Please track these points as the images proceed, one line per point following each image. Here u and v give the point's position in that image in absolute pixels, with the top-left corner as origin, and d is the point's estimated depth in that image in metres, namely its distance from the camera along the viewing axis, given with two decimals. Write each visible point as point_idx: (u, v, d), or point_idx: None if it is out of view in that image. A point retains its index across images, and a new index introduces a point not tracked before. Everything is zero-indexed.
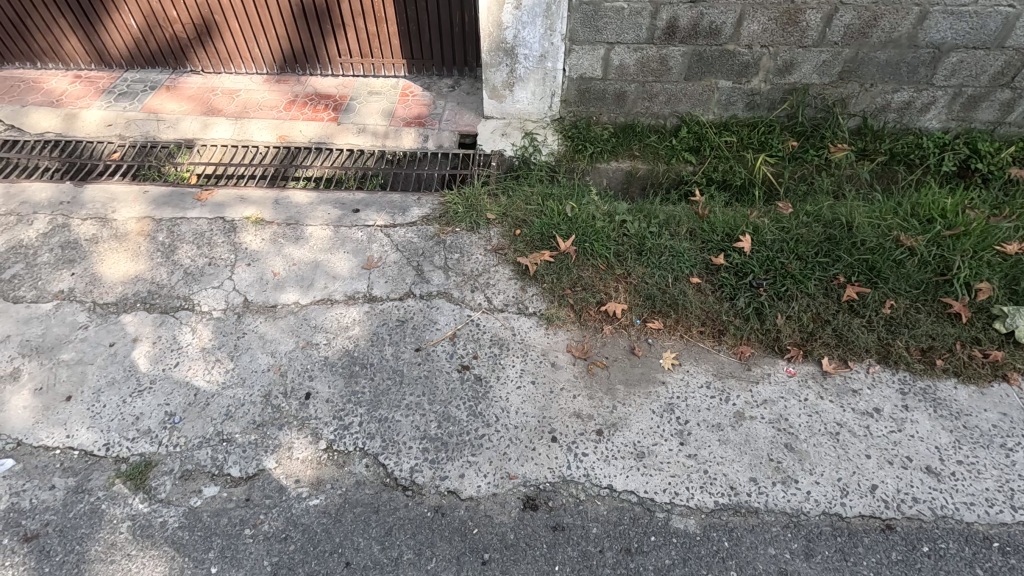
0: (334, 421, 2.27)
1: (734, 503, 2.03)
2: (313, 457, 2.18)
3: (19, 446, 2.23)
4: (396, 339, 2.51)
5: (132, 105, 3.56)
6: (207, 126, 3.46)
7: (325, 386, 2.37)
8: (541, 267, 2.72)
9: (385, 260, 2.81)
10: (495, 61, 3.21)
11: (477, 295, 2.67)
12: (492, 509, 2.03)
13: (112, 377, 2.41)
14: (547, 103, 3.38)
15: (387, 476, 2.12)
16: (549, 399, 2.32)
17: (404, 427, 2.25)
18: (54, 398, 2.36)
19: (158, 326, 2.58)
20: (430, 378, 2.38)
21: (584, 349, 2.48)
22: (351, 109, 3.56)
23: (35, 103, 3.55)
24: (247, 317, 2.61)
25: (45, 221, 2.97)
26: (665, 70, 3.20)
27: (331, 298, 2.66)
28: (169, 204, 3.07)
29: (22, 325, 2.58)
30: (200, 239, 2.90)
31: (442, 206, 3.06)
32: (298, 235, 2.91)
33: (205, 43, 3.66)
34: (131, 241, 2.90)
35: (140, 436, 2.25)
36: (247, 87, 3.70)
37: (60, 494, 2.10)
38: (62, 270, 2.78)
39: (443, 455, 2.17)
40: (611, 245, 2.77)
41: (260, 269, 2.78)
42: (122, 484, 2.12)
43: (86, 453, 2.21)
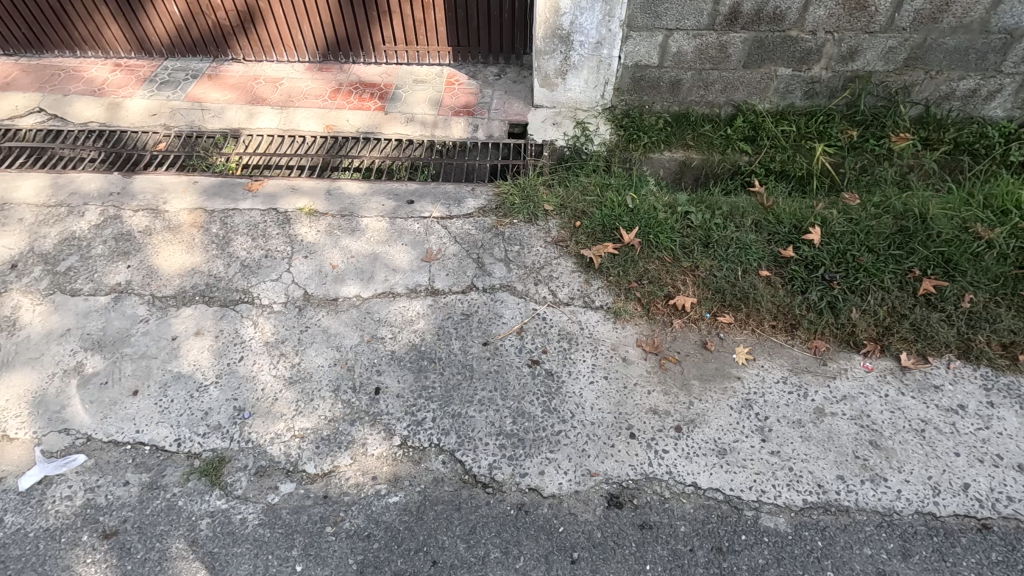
0: (407, 417, 2.23)
1: (823, 501, 1.99)
2: (388, 454, 2.14)
3: (89, 442, 2.20)
4: (463, 333, 2.47)
5: (175, 94, 3.51)
6: (252, 115, 3.40)
7: (394, 381, 2.33)
8: (605, 260, 2.66)
9: (444, 253, 2.76)
10: (549, 48, 3.13)
11: (541, 288, 2.61)
12: (576, 506, 2.00)
13: (177, 372, 2.38)
14: (600, 91, 3.30)
15: (466, 473, 2.08)
16: (624, 395, 2.28)
17: (479, 422, 2.21)
18: (120, 393, 2.33)
19: (219, 320, 2.54)
20: (500, 373, 2.34)
21: (654, 344, 2.43)
22: (397, 98, 3.50)
23: (77, 92, 3.51)
24: (309, 311, 2.57)
25: (96, 212, 2.93)
26: (724, 58, 3.11)
27: (393, 291, 2.62)
28: (220, 195, 3.02)
29: (82, 319, 2.55)
30: (254, 231, 2.85)
31: (497, 197, 3.00)
32: (354, 227, 2.86)
33: (247, 31, 3.59)
34: (185, 233, 2.85)
35: (210, 431, 2.22)
36: (290, 75, 3.64)
37: (135, 490, 2.08)
38: (117, 262, 2.75)
39: (521, 451, 2.13)
40: (676, 237, 2.72)
41: (318, 261, 2.73)
42: (197, 481, 2.09)
43: (158, 449, 2.18)
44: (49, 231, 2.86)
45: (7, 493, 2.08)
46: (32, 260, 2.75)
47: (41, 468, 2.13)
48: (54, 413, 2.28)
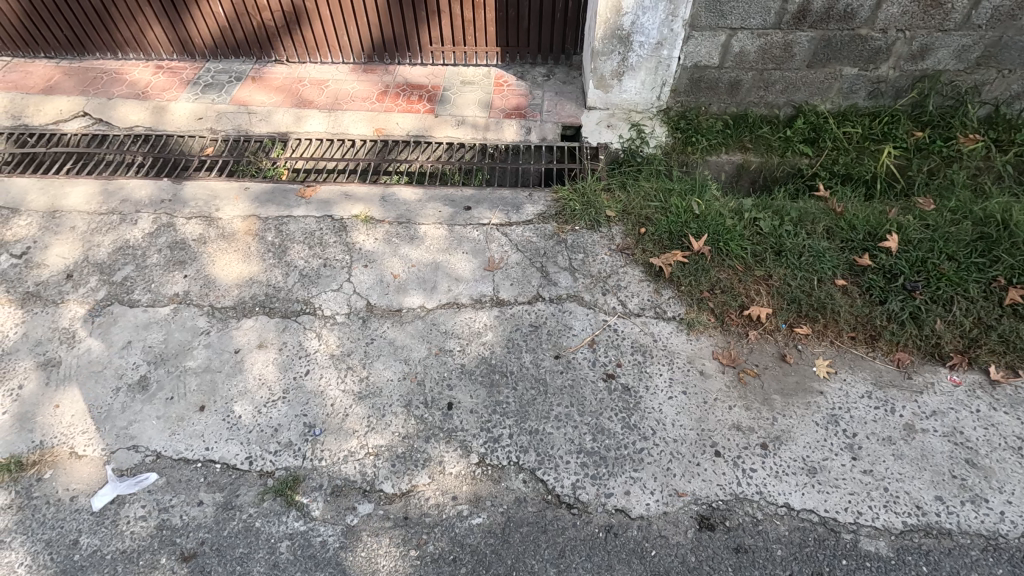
0: (483, 433, 2.18)
1: (924, 524, 1.91)
2: (467, 472, 2.09)
3: (158, 460, 2.16)
4: (533, 346, 2.40)
5: (220, 96, 3.44)
6: (300, 119, 3.34)
7: (467, 395, 2.27)
8: (675, 268, 2.59)
9: (507, 261, 2.69)
10: (606, 49, 3.04)
11: (610, 298, 2.54)
12: (665, 528, 1.94)
13: (244, 386, 2.33)
14: (656, 93, 3.22)
15: (549, 493, 2.03)
16: (705, 411, 2.21)
17: (557, 440, 2.14)
18: (187, 408, 2.28)
19: (282, 332, 2.48)
20: (575, 388, 2.27)
21: (731, 356, 2.36)
22: (446, 100, 3.42)
23: (121, 95, 3.46)
24: (373, 322, 2.51)
25: (149, 220, 2.89)
26: (788, 58, 3.02)
27: (457, 302, 2.56)
28: (273, 202, 2.96)
29: (142, 331, 2.51)
30: (310, 239, 2.79)
31: (556, 203, 2.93)
32: (412, 235, 2.80)
33: (293, 32, 3.52)
34: (240, 241, 2.80)
35: (282, 449, 2.16)
36: (335, 77, 3.57)
37: (210, 510, 2.03)
38: (174, 272, 2.70)
39: (604, 470, 2.07)
40: (747, 245, 2.63)
41: (379, 271, 2.67)
42: (272, 501, 2.04)
43: (229, 467, 2.13)
44: (103, 240, 2.82)
45: (80, 513, 2.04)
46: (87, 270, 2.71)
47: (113, 487, 2.09)
48: (121, 429, 2.24)
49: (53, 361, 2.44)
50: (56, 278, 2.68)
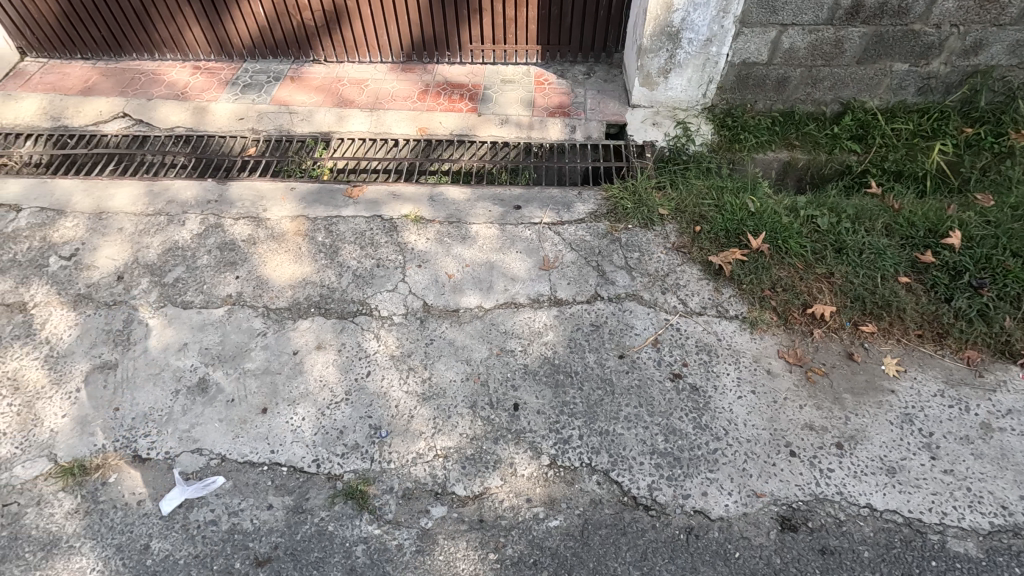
0: (552, 434, 2.15)
1: (1011, 525, 1.88)
2: (539, 474, 2.06)
3: (223, 463, 2.13)
4: (596, 345, 2.37)
5: (260, 96, 3.42)
6: (342, 118, 3.31)
7: (532, 396, 2.24)
8: (735, 267, 2.56)
9: (562, 261, 2.66)
10: (655, 46, 3.01)
11: (670, 297, 2.51)
12: (747, 530, 1.91)
13: (305, 388, 2.30)
14: (702, 90, 3.19)
15: (625, 495, 2.00)
16: (776, 411, 2.18)
17: (629, 441, 2.12)
18: (249, 411, 2.25)
19: (340, 333, 2.46)
20: (643, 389, 2.24)
21: (798, 355, 2.33)
22: (488, 99, 3.40)
23: (160, 96, 3.43)
24: (431, 322, 2.48)
25: (197, 221, 2.87)
26: (838, 54, 2.99)
27: (515, 302, 2.53)
28: (321, 202, 2.93)
29: (198, 333, 2.48)
30: (361, 239, 2.77)
31: (607, 202, 2.90)
32: (464, 235, 2.78)
33: (332, 31, 3.50)
34: (290, 241, 2.77)
35: (349, 451, 2.14)
36: (375, 76, 3.54)
37: (281, 514, 2.00)
38: (225, 273, 2.67)
39: (679, 471, 2.04)
40: (806, 243, 2.61)
41: (434, 271, 2.65)
42: (344, 504, 2.01)
43: (297, 470, 2.10)
44: (151, 241, 2.79)
45: (149, 518, 2.01)
46: (138, 271, 2.69)
47: (181, 490, 2.06)
48: (184, 432, 2.21)
49: (110, 364, 2.41)
50: (107, 280, 2.66)
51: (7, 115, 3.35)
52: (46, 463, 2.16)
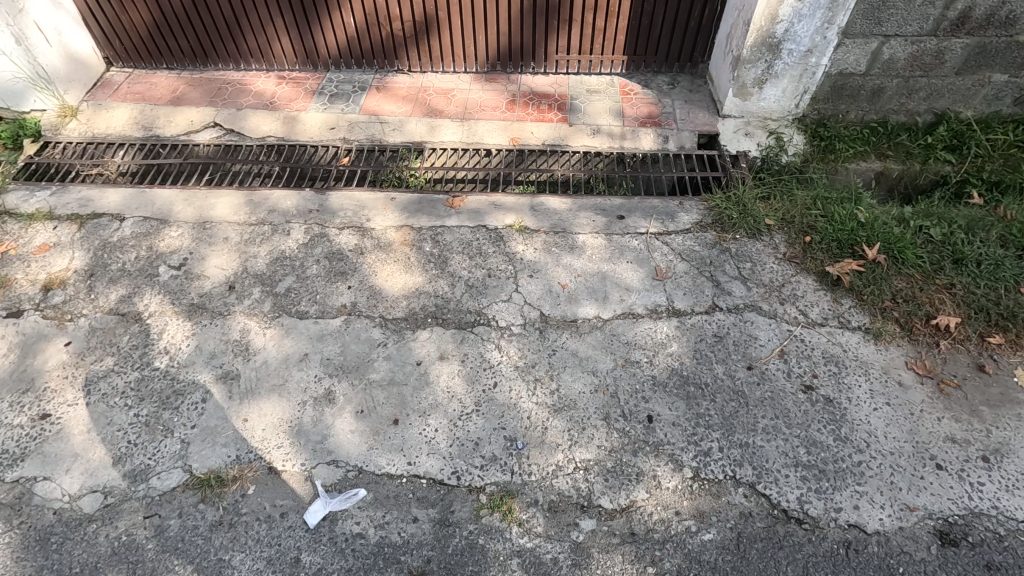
0: (691, 447, 2.13)
1: None
2: (684, 487, 2.04)
3: (362, 476, 2.11)
4: (722, 357, 2.37)
5: (349, 106, 3.43)
6: (434, 128, 3.32)
7: (666, 408, 2.23)
8: (853, 277, 2.55)
9: (675, 271, 2.66)
10: (754, 57, 3.02)
11: (790, 308, 2.50)
12: (906, 544, 1.88)
13: (434, 399, 2.29)
14: (796, 101, 3.20)
15: (775, 508, 1.97)
16: (915, 422, 2.15)
17: (771, 453, 2.10)
18: (380, 422, 2.24)
19: (461, 343, 2.46)
20: (777, 400, 2.23)
21: (927, 367, 2.31)
22: (577, 109, 3.41)
23: (250, 105, 3.45)
24: (551, 332, 2.48)
25: (302, 230, 2.87)
26: (937, 65, 3.00)
27: (634, 312, 2.52)
28: (423, 212, 2.94)
29: (317, 343, 2.47)
30: (469, 249, 2.78)
31: (710, 212, 2.90)
32: (572, 244, 2.77)
33: (420, 41, 3.52)
34: (399, 251, 2.78)
35: (488, 463, 2.12)
36: (460, 86, 3.56)
37: (428, 527, 1.99)
38: (337, 283, 2.67)
39: (827, 484, 2.01)
40: (922, 253, 2.60)
41: (546, 281, 2.64)
42: (491, 517, 2.00)
43: (437, 482, 2.09)
44: (259, 250, 2.79)
45: (295, 530, 1.99)
46: (249, 281, 2.69)
47: (324, 503, 2.04)
48: (317, 443, 2.20)
49: (232, 374, 2.41)
50: (219, 289, 2.66)
51: (99, 125, 3.39)
52: (182, 474, 2.14)
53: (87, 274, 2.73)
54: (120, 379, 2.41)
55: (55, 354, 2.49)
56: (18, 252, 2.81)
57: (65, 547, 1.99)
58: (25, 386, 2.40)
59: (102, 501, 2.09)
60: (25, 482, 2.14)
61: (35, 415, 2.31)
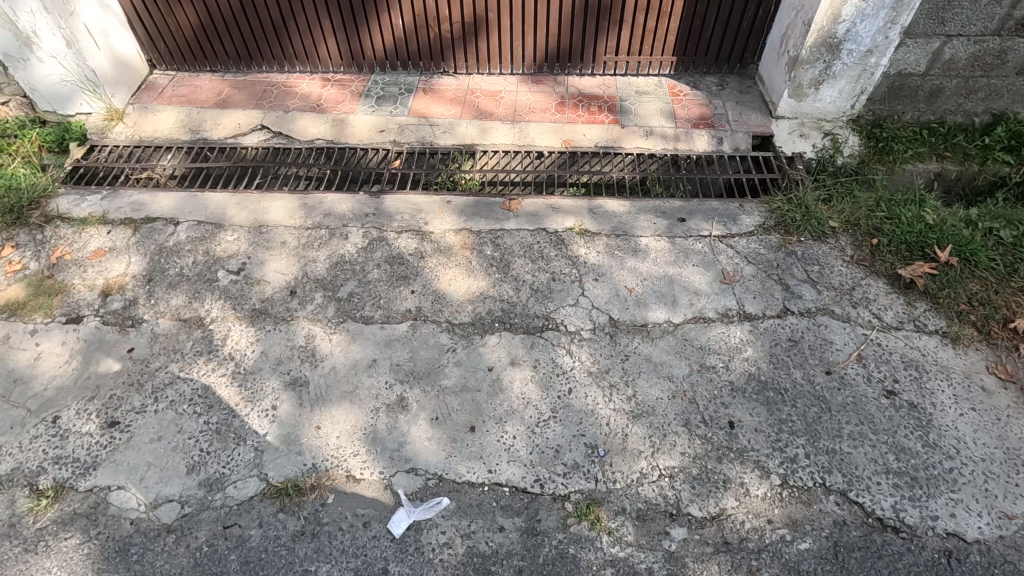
0: (777, 453, 2.10)
1: None
2: (774, 494, 2.01)
3: (443, 484, 2.08)
4: (799, 361, 2.33)
5: (397, 109, 3.40)
6: (485, 131, 3.28)
7: (747, 414, 2.20)
8: (926, 280, 2.52)
9: (742, 274, 2.63)
10: (812, 57, 2.98)
11: (863, 312, 2.47)
12: (1009, 553, 1.85)
13: (510, 406, 2.26)
14: (852, 101, 3.17)
15: (869, 516, 1.94)
16: (1003, 428, 2.12)
17: (859, 459, 2.06)
18: (457, 429, 2.21)
19: (531, 348, 2.42)
20: (860, 406, 2.19)
21: (1009, 371, 2.27)
22: (627, 110, 3.38)
23: (297, 108, 3.41)
24: (622, 337, 2.44)
25: (360, 234, 2.83)
26: (998, 65, 2.98)
27: (705, 316, 2.49)
28: (481, 215, 2.91)
29: (385, 348, 2.44)
30: (531, 253, 2.74)
31: (772, 214, 2.87)
32: (635, 247, 2.74)
33: (468, 43, 3.49)
34: (460, 255, 2.74)
35: (571, 471, 2.09)
36: (508, 88, 3.53)
37: (515, 536, 1.95)
38: (400, 287, 2.64)
39: (920, 491, 1.98)
40: (994, 255, 2.57)
41: (612, 285, 2.61)
42: (579, 525, 1.97)
43: (520, 491, 2.05)
44: (318, 254, 2.76)
45: (380, 540, 1.96)
46: (310, 286, 2.65)
47: (408, 513, 2.01)
48: (394, 451, 2.16)
49: (300, 381, 2.37)
50: (280, 294, 2.63)
51: (146, 128, 3.35)
52: (258, 483, 2.11)
53: (145, 280, 2.70)
54: (187, 386, 2.37)
55: (119, 360, 2.46)
56: (73, 257, 2.78)
57: (146, 558, 1.95)
58: (90, 393, 2.36)
59: (179, 511, 2.05)
60: (99, 491, 2.11)
61: (103, 422, 2.28)
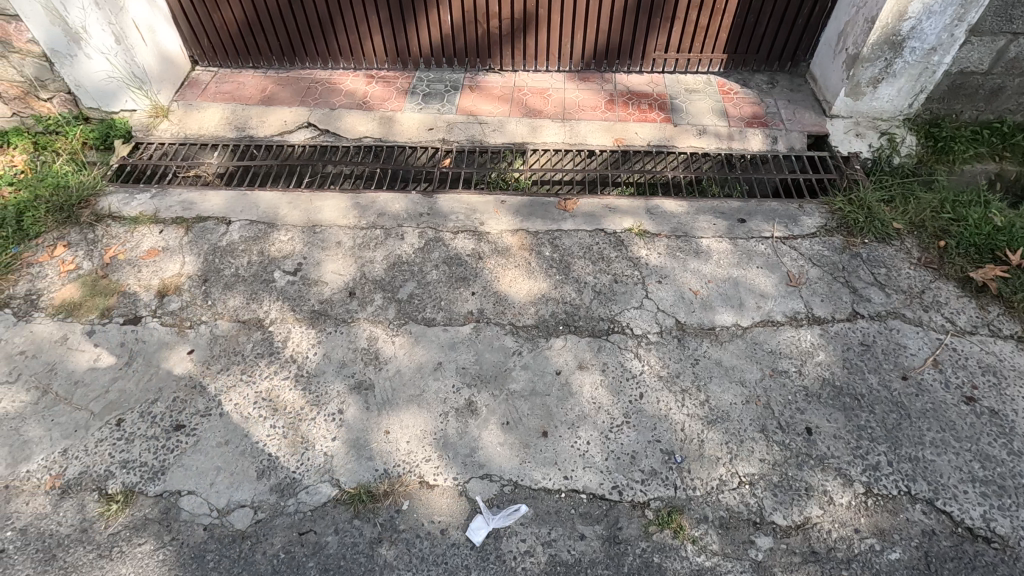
0: (858, 460, 2.06)
1: None
2: (858, 503, 1.97)
3: (519, 490, 2.05)
4: (874, 366, 2.29)
5: (444, 106, 3.36)
6: (536, 130, 3.24)
7: (825, 420, 2.16)
8: (999, 283, 2.47)
9: (808, 276, 2.59)
10: (873, 55, 2.92)
11: (935, 316, 2.43)
12: None
13: (581, 410, 2.22)
14: (910, 100, 3.11)
15: (959, 526, 1.91)
16: None
17: (944, 467, 2.03)
18: (529, 434, 2.18)
19: (598, 352, 2.38)
20: (940, 412, 2.16)
21: None
22: (678, 108, 3.33)
23: (343, 105, 3.37)
24: (690, 341, 2.40)
25: (416, 234, 2.80)
26: None
27: (773, 320, 2.45)
28: (537, 215, 2.88)
29: (449, 351, 2.40)
30: (591, 254, 2.70)
31: (833, 216, 2.83)
32: (696, 249, 2.70)
33: (516, 40, 3.44)
34: (518, 256, 2.71)
35: (649, 477, 2.06)
36: (555, 85, 3.49)
37: (598, 545, 1.92)
38: (460, 289, 2.60)
39: (1010, 501, 1.94)
40: None
41: (676, 287, 2.57)
42: (661, 534, 1.94)
43: (599, 498, 2.02)
44: (374, 255, 2.72)
45: (460, 548, 1.93)
46: (369, 287, 2.61)
47: (487, 520, 1.98)
48: (467, 457, 2.13)
49: (366, 384, 2.33)
50: (339, 295, 2.59)
51: (191, 125, 3.32)
52: (331, 489, 2.08)
53: (201, 280, 2.67)
54: (250, 389, 2.34)
55: (179, 362, 2.42)
56: (126, 257, 2.75)
57: (224, 565, 1.93)
58: (153, 396, 2.33)
59: (253, 517, 2.02)
60: (170, 496, 2.08)
61: (168, 425, 2.25)
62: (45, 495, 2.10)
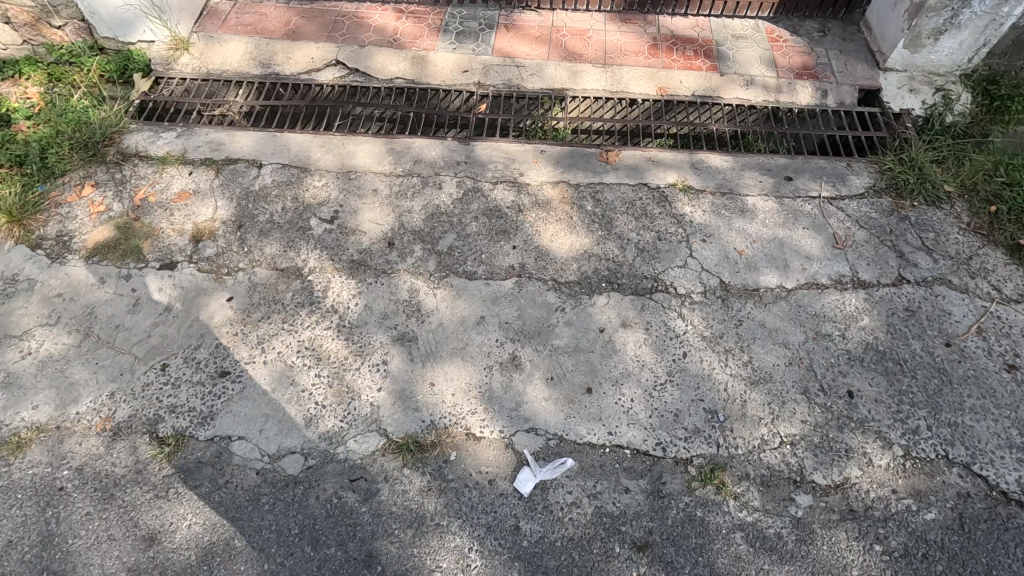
0: (898, 424, 2.10)
1: None
2: (897, 465, 2.02)
3: (565, 444, 2.09)
4: (918, 332, 2.30)
5: (479, 47, 3.20)
6: (576, 75, 3.10)
7: (867, 384, 2.18)
8: None
9: (855, 239, 2.54)
10: (940, 4, 2.74)
11: (981, 283, 2.41)
12: None
13: (625, 368, 2.24)
14: (970, 54, 2.97)
15: (993, 489, 1.97)
16: None
17: (982, 433, 2.07)
18: (573, 390, 2.20)
19: (642, 311, 2.37)
20: (981, 379, 2.18)
21: None
22: (725, 56, 3.18)
23: (372, 42, 3.20)
24: (734, 301, 2.39)
25: (454, 184, 2.73)
26: None
27: (819, 282, 2.43)
28: (578, 166, 2.80)
29: (492, 305, 2.39)
30: (633, 209, 2.65)
31: (882, 176, 2.76)
32: (742, 207, 2.65)
33: None
34: (559, 210, 2.65)
35: (692, 435, 2.09)
36: (595, 27, 3.31)
37: (642, 498, 1.98)
38: (501, 242, 2.56)
39: None
40: None
41: (721, 246, 2.53)
42: (704, 489, 1.99)
43: (643, 453, 2.06)
44: (412, 205, 2.66)
45: (509, 498, 1.99)
46: (408, 238, 2.57)
47: (534, 472, 2.02)
48: (512, 410, 2.16)
49: (409, 336, 2.33)
50: (378, 245, 2.55)
51: (214, 60, 3.17)
52: (379, 439, 2.11)
53: (235, 226, 2.61)
54: (293, 338, 2.33)
55: (219, 309, 2.40)
56: (158, 200, 2.68)
57: (279, 508, 1.99)
58: (196, 342, 2.32)
59: (304, 463, 2.07)
60: (220, 441, 2.12)
61: (213, 372, 2.26)
62: (96, 437, 2.13)
